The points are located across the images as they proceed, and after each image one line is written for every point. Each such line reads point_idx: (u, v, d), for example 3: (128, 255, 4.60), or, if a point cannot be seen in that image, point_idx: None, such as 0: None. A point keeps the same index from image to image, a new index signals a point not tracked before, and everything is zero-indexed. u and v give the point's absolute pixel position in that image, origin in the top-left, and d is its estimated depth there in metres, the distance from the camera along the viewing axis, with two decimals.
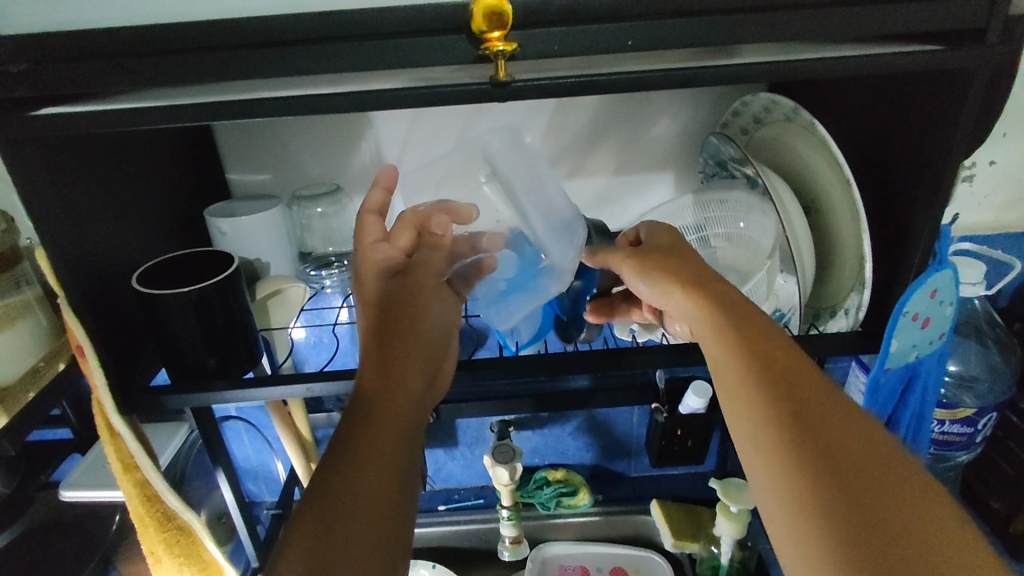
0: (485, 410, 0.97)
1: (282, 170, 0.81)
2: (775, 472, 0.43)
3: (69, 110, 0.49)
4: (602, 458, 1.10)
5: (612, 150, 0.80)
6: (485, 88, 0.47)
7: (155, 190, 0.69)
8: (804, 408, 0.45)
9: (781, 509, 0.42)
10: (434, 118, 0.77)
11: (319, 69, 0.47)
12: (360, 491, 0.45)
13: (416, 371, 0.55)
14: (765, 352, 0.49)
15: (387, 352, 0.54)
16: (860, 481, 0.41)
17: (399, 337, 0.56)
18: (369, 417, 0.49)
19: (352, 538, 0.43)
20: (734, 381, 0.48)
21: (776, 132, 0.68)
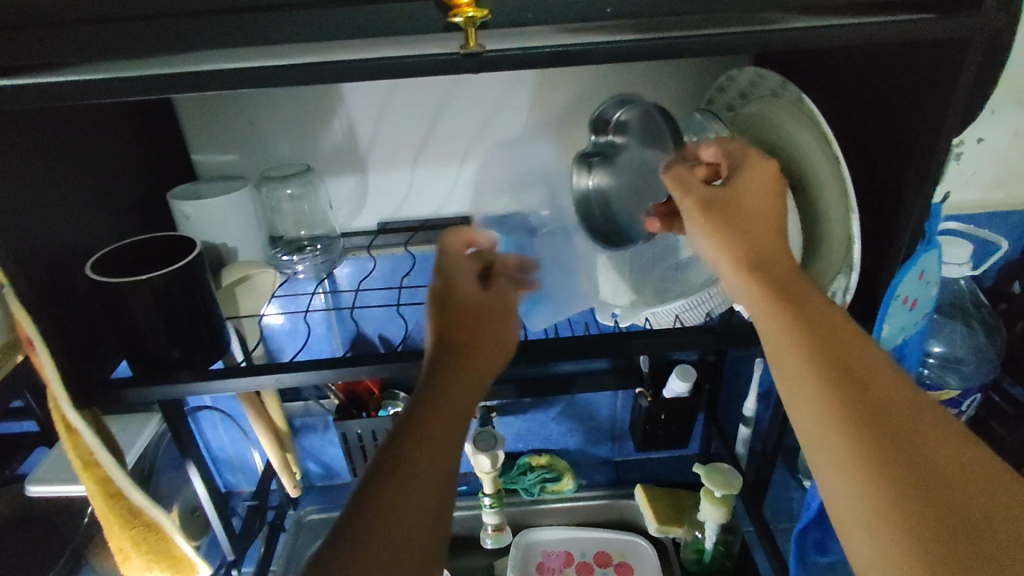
0: None
1: (250, 150, 0.77)
2: (843, 458, 0.41)
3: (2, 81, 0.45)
4: (586, 443, 1.09)
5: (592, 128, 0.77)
6: (455, 58, 0.44)
7: (112, 171, 0.65)
8: (864, 391, 0.42)
9: (845, 499, 0.40)
10: (409, 93, 0.74)
11: (278, 38, 0.44)
12: (422, 478, 0.42)
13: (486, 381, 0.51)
14: (826, 332, 0.45)
15: (448, 362, 0.50)
16: (929, 469, 0.39)
17: (464, 348, 0.52)
18: (419, 420, 0.45)
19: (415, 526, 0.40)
20: (793, 362, 0.45)
21: (764, 106, 0.65)
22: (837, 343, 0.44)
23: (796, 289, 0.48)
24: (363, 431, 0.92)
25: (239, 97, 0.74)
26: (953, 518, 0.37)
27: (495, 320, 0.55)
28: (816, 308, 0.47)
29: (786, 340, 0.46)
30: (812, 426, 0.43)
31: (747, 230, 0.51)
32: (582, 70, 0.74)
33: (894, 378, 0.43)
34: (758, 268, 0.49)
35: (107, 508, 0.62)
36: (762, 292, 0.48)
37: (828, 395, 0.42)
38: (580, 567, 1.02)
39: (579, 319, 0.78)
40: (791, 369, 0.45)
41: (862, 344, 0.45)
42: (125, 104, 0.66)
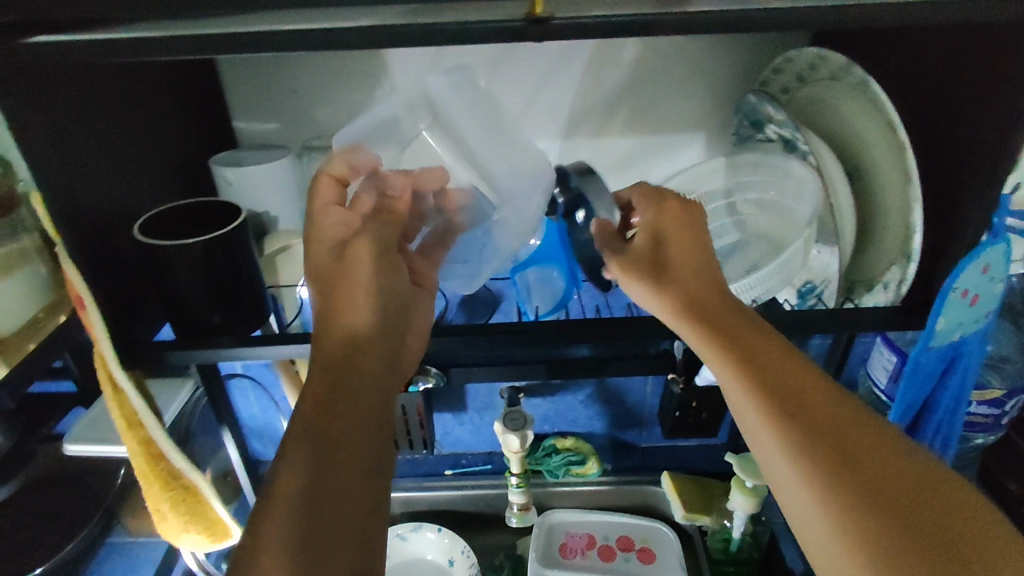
0: (496, 376, 0.96)
1: (292, 120, 0.77)
2: (796, 476, 0.44)
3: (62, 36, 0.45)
4: (613, 428, 1.09)
5: (640, 109, 0.76)
6: (520, 24, 0.43)
7: (159, 136, 0.65)
8: (802, 413, 0.46)
9: (805, 514, 0.44)
10: (456, 66, 0.73)
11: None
12: (338, 472, 0.44)
13: (376, 367, 0.51)
14: (756, 360, 0.49)
15: (330, 359, 0.50)
16: (877, 477, 0.42)
17: (341, 339, 0.51)
18: (328, 431, 0.46)
19: (344, 521, 0.43)
20: (736, 394, 0.49)
21: (823, 90, 0.64)
22: (769, 370, 0.49)
23: (727, 320, 0.52)
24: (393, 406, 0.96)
25: (283, 63, 0.73)
26: (907, 521, 0.40)
27: (358, 289, 0.54)
28: (752, 342, 0.50)
29: (724, 372, 0.50)
30: (766, 448, 0.47)
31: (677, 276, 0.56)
32: (636, 47, 0.72)
33: (829, 395, 0.47)
34: (692, 305, 0.54)
35: (150, 469, 0.63)
36: (696, 330, 0.53)
37: (771, 422, 0.46)
38: (602, 550, 1.02)
39: (620, 300, 0.77)
40: (734, 400, 0.49)
41: (801, 373, 0.49)
42: (172, 68, 0.66)
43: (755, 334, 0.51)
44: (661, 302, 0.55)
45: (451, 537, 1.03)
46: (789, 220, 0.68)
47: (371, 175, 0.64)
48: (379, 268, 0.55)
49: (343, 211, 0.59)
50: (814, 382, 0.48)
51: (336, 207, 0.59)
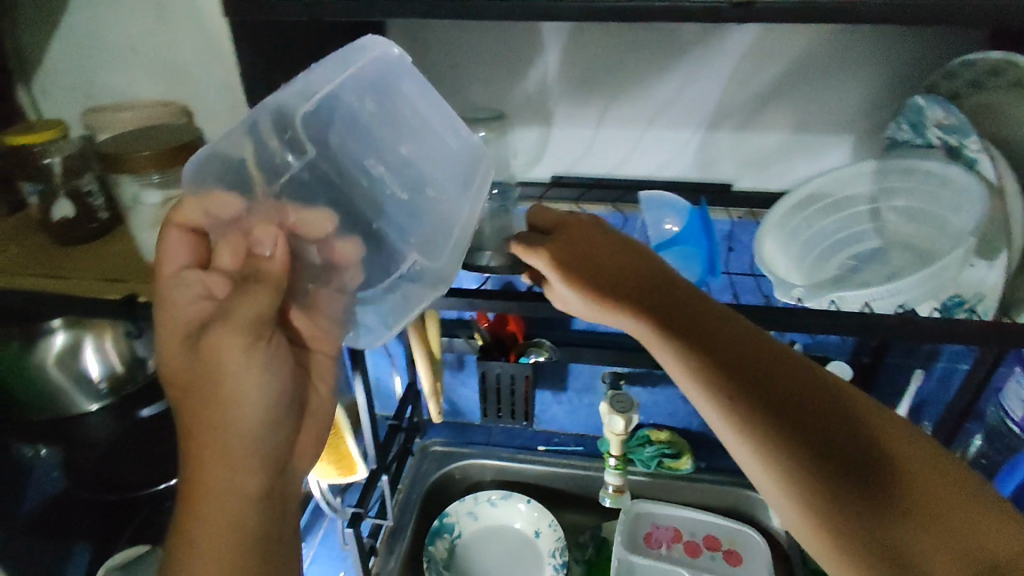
0: (603, 359, 0.98)
1: (446, 92, 0.82)
2: (795, 497, 0.49)
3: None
4: (709, 426, 1.09)
5: (790, 107, 0.76)
6: (725, 5, 0.45)
7: None
8: (782, 428, 0.50)
9: (807, 529, 0.49)
10: (610, 51, 0.75)
11: None
12: (215, 544, 0.46)
13: (261, 467, 0.49)
14: (733, 377, 0.52)
15: (195, 483, 0.47)
16: (859, 470, 0.48)
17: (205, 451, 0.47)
18: (215, 493, 0.47)
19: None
20: (721, 420, 0.52)
21: (994, 99, 0.63)
22: (748, 387, 0.52)
23: (701, 330, 0.56)
24: (501, 373, 0.98)
25: (447, 39, 0.78)
26: (893, 509, 0.46)
27: (224, 398, 0.48)
28: (719, 351, 0.54)
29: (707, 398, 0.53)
30: (757, 472, 0.51)
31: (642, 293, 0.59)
32: (797, 41, 0.72)
33: (798, 389, 0.52)
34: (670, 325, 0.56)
35: None
36: (679, 350, 0.55)
37: (760, 447, 0.50)
38: (687, 546, 1.02)
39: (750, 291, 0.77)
40: (720, 425, 0.52)
41: (790, 378, 0.52)
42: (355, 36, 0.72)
43: (722, 337, 0.55)
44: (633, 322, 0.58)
45: (539, 510, 1.06)
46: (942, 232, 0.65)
47: (234, 223, 0.50)
48: (250, 359, 0.49)
49: (202, 273, 0.53)
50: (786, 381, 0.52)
51: (191, 272, 0.53)
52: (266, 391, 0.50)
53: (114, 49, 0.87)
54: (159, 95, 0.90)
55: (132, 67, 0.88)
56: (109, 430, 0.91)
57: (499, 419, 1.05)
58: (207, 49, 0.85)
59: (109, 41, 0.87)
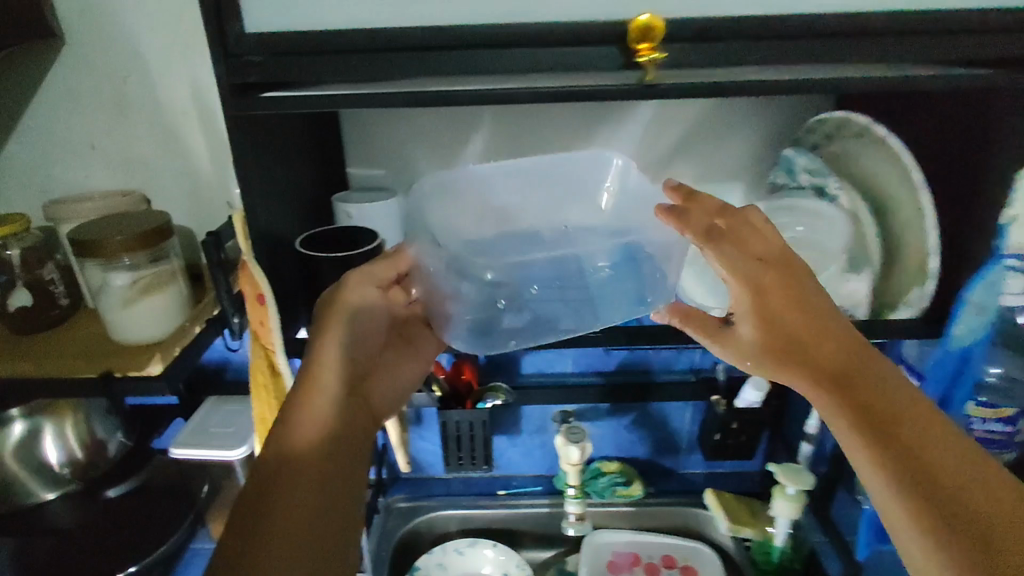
0: (553, 398, 1.07)
1: (395, 167, 0.91)
2: (914, 530, 0.54)
3: (286, 93, 0.59)
4: (654, 453, 1.18)
5: (690, 162, 0.91)
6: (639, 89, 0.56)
7: (313, 176, 0.79)
8: (916, 471, 0.55)
9: (917, 557, 0.54)
10: (540, 124, 0.88)
11: (501, 66, 0.56)
12: (292, 470, 0.57)
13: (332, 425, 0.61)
14: (882, 417, 0.57)
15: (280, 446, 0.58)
16: (977, 518, 0.52)
17: (298, 422, 0.60)
18: (296, 433, 0.59)
19: (286, 504, 0.55)
20: (861, 458, 0.58)
21: (847, 146, 0.77)
22: (890, 424, 0.57)
23: (859, 381, 0.59)
24: (461, 421, 1.04)
25: (396, 122, 0.88)
26: (1003, 558, 0.50)
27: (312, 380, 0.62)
28: (873, 397, 0.59)
29: (851, 438, 0.59)
30: (884, 503, 0.56)
31: (814, 354, 0.61)
32: (692, 110, 0.87)
33: (938, 437, 0.56)
34: (841, 382, 0.60)
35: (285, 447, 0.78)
36: (838, 400, 0.59)
37: (893, 481, 0.55)
38: (646, 568, 1.09)
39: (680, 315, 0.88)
40: (859, 459, 0.58)
41: (925, 427, 0.57)
42: (318, 123, 0.81)
43: (879, 386, 0.59)
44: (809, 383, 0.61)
45: (506, 552, 1.11)
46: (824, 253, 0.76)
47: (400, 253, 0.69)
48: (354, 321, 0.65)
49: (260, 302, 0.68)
50: (927, 429, 0.56)
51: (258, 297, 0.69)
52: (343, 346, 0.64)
53: (73, 146, 0.92)
54: (117, 185, 0.95)
55: (90, 161, 0.93)
56: (75, 514, 0.90)
57: (461, 466, 1.10)
58: (166, 139, 0.91)
59: (68, 138, 0.91)
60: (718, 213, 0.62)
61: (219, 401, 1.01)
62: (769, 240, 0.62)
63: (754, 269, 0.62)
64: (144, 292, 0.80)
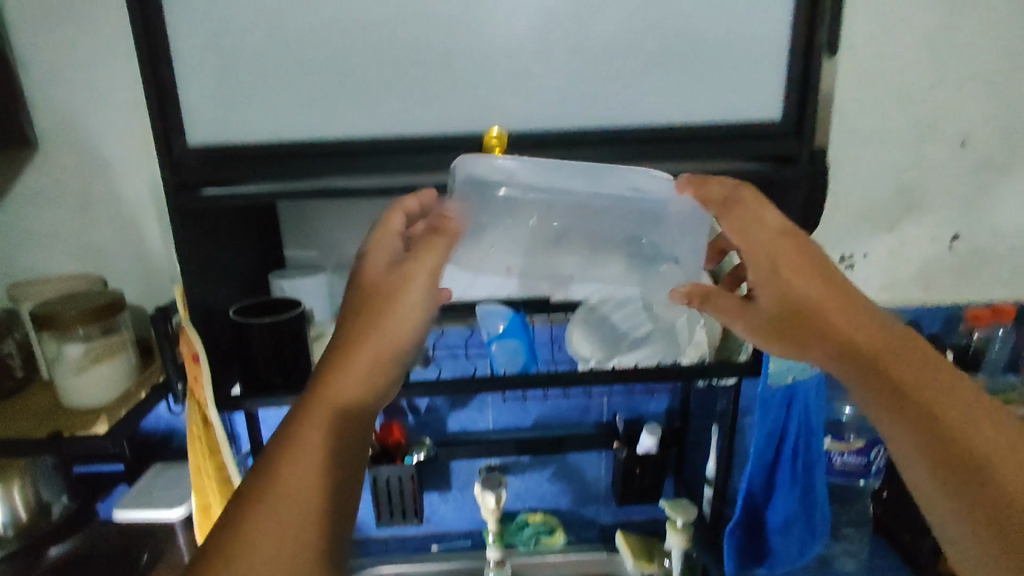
0: (476, 452, 1.17)
1: (326, 248, 1.05)
2: (958, 516, 0.54)
3: (218, 190, 0.72)
4: (575, 503, 1.28)
5: None
6: None
7: (252, 256, 0.93)
8: (952, 453, 0.55)
9: (967, 543, 0.54)
10: None
11: (391, 169, 0.72)
12: (282, 498, 0.49)
13: (341, 439, 0.53)
14: (920, 397, 0.57)
15: (297, 427, 0.53)
16: (1014, 507, 0.52)
17: (319, 405, 0.54)
18: (287, 450, 0.51)
19: (264, 540, 0.47)
20: (905, 438, 0.57)
21: None
22: (923, 402, 0.57)
23: (893, 362, 0.59)
24: (390, 476, 1.13)
25: (326, 210, 1.03)
26: None
27: (339, 366, 0.56)
28: (908, 374, 0.58)
29: (886, 417, 0.58)
30: (925, 486, 0.56)
31: (836, 330, 0.62)
32: None
33: (980, 419, 0.56)
34: (856, 363, 0.60)
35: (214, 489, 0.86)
36: (866, 382, 0.60)
37: (936, 463, 0.55)
38: None
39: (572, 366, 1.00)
40: (902, 440, 0.57)
41: (957, 412, 0.56)
42: (257, 212, 0.95)
43: (916, 370, 0.58)
44: (826, 358, 0.62)
45: None
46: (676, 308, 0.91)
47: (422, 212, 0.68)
48: (405, 307, 0.61)
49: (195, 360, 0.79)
50: (967, 405, 0.56)
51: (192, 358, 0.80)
52: (358, 368, 0.57)
53: (39, 236, 1.04)
54: (77, 269, 1.07)
55: (54, 249, 1.05)
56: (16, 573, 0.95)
57: (392, 521, 1.18)
58: (123, 228, 1.05)
59: (35, 230, 1.04)
60: (727, 197, 0.67)
61: (163, 467, 1.09)
62: (778, 218, 0.66)
63: (767, 240, 0.65)
64: (96, 360, 0.91)
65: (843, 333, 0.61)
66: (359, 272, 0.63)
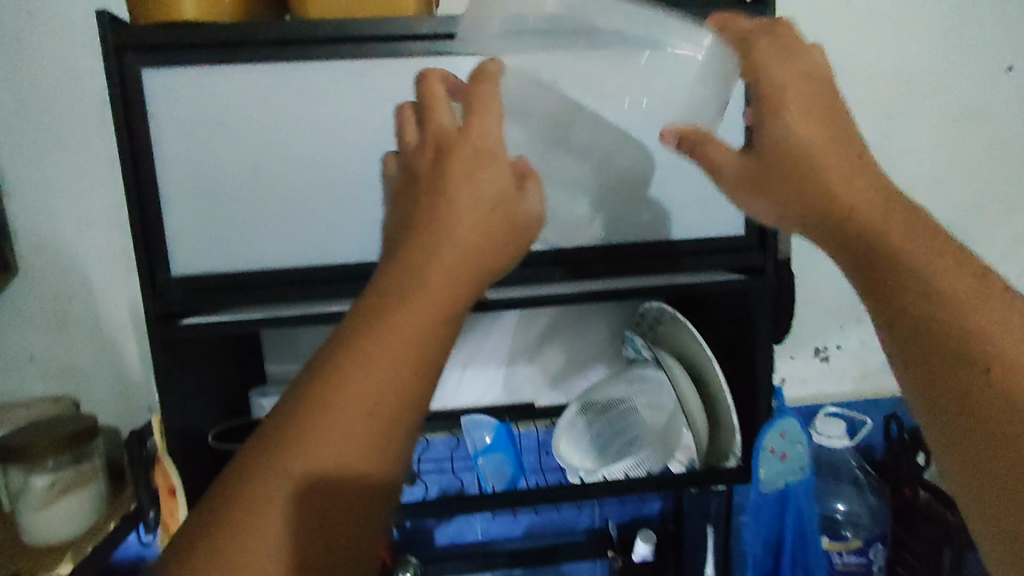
0: (466, 568, 1.12)
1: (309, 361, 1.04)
2: (953, 453, 0.41)
3: (198, 318, 0.72)
4: None
5: (559, 346, 1.05)
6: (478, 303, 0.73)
7: (233, 376, 0.92)
8: (955, 367, 0.41)
9: (969, 487, 0.40)
10: None
11: None
12: (320, 437, 0.37)
13: (410, 368, 0.39)
14: (922, 290, 0.43)
15: (366, 341, 0.38)
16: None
17: (391, 317, 0.39)
18: (343, 373, 0.38)
19: (295, 483, 0.37)
20: (899, 340, 0.44)
21: (667, 327, 0.93)
22: (926, 299, 0.43)
23: (917, 242, 0.45)
24: None
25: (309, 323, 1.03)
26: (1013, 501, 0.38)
27: (429, 267, 0.40)
28: (922, 255, 0.44)
29: (874, 312, 0.46)
30: (927, 405, 0.42)
31: (834, 198, 0.49)
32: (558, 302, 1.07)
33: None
34: (854, 239, 0.48)
35: None
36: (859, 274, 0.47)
37: (940, 379, 0.41)
38: None
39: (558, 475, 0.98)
40: (904, 344, 0.44)
41: (982, 326, 0.41)
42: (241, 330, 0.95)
43: (955, 269, 0.43)
44: (822, 232, 0.50)
45: None
46: (664, 412, 0.87)
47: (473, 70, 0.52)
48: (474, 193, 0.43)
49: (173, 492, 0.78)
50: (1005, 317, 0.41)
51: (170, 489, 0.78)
52: (451, 263, 0.41)
53: (14, 360, 1.02)
54: (50, 391, 1.04)
55: (28, 372, 1.03)
56: None
57: None
58: (101, 348, 1.03)
59: (10, 354, 1.02)
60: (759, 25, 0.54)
61: None
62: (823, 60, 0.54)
63: (807, 90, 0.52)
64: (65, 489, 0.87)
65: (831, 187, 0.49)
66: (448, 141, 0.45)
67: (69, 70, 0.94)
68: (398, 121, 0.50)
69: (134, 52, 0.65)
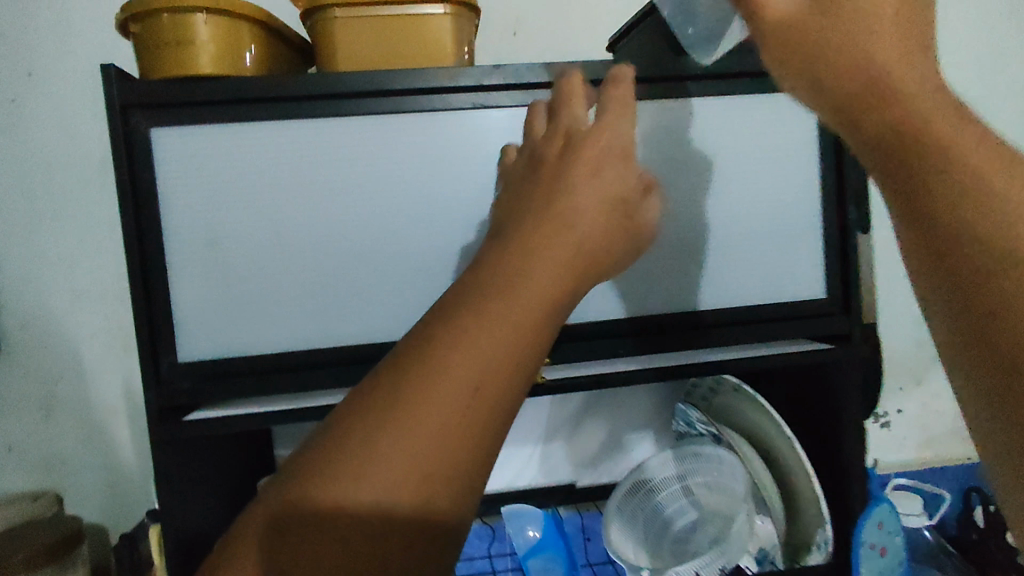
0: None
1: None
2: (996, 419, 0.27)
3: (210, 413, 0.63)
4: None
5: (600, 419, 0.95)
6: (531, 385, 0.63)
7: (240, 467, 0.81)
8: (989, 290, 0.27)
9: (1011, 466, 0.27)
10: None
11: None
12: (392, 437, 0.27)
13: (511, 371, 0.29)
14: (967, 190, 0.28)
15: (459, 326, 0.29)
16: None
17: (497, 297, 0.30)
18: (433, 349, 0.29)
19: (356, 492, 0.26)
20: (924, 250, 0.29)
21: (724, 398, 0.84)
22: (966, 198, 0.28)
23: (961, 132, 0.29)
24: None
25: None
26: None
27: (543, 251, 0.33)
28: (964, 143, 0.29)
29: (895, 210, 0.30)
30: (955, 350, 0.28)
31: (854, 61, 0.33)
32: None
33: None
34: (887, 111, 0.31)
35: None
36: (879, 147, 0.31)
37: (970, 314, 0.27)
38: None
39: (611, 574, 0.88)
40: (930, 256, 0.28)
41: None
42: None
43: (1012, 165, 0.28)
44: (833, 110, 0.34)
45: None
46: (733, 496, 0.75)
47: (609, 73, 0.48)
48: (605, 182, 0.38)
49: None
50: None
51: None
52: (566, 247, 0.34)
53: None
54: (29, 487, 0.92)
55: (5, 465, 0.91)
56: None
57: None
58: (89, 435, 0.92)
59: None
60: None
61: None
62: None
63: None
64: None
65: (863, 43, 0.33)
66: (580, 136, 0.42)
67: (64, 135, 0.87)
68: (531, 114, 0.53)
69: (142, 112, 0.58)
